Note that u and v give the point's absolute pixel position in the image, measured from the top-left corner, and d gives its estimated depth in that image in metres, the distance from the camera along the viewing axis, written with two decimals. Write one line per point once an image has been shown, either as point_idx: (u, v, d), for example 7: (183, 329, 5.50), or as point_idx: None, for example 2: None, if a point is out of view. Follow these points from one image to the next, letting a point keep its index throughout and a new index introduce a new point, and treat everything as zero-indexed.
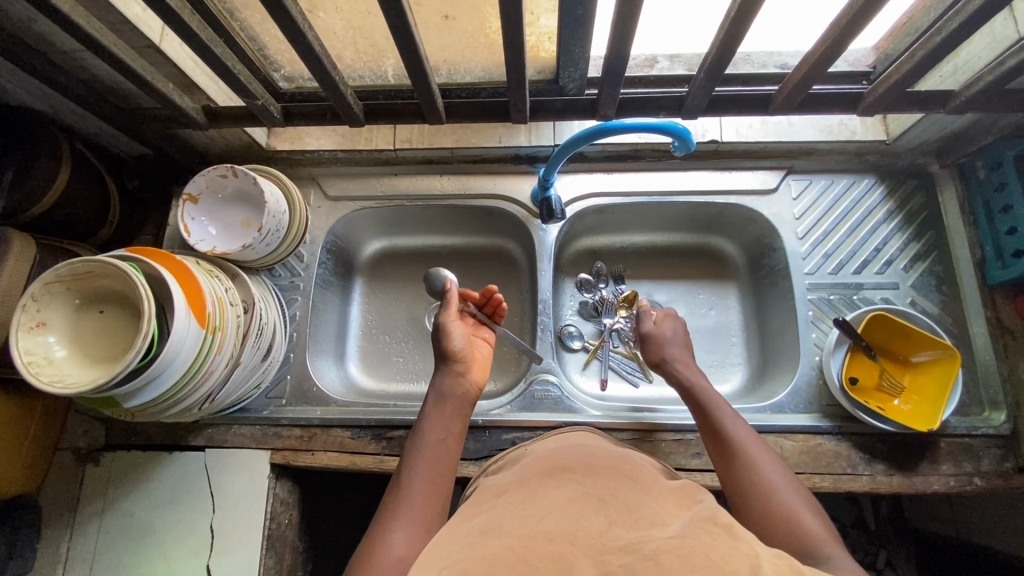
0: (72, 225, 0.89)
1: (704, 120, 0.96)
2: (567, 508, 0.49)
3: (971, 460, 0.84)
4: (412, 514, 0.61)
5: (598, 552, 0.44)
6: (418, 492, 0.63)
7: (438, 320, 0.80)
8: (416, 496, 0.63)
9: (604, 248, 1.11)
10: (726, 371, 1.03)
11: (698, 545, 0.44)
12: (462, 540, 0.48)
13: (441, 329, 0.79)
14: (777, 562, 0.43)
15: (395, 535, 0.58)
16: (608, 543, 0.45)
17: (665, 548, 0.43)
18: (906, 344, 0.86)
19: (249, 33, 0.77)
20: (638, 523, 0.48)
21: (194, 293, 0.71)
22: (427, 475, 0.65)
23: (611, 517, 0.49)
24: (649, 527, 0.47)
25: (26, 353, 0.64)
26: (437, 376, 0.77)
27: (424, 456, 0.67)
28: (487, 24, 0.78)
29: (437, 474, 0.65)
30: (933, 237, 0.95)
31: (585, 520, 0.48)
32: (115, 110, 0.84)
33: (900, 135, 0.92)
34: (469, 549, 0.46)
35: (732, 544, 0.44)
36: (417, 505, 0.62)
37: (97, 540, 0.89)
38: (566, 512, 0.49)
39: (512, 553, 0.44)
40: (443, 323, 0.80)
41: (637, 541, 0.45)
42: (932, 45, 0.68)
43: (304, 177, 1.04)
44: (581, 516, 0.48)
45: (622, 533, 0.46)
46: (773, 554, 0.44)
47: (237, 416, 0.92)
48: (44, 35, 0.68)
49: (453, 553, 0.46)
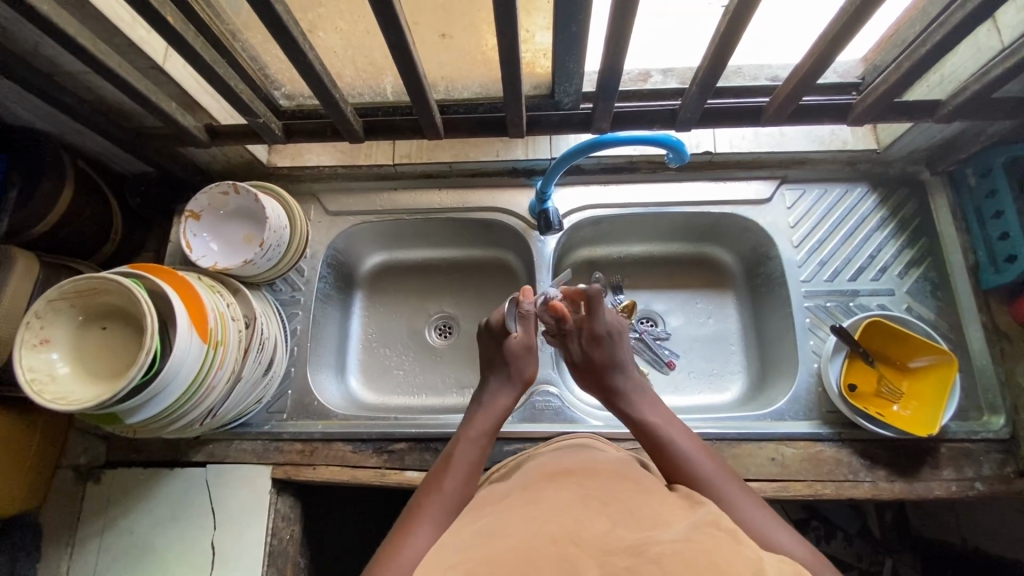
0: (74, 243, 0.90)
1: (697, 132, 0.97)
2: (570, 510, 0.50)
3: (972, 464, 0.84)
4: (441, 510, 0.62)
5: (603, 553, 0.44)
6: (450, 491, 0.65)
7: (530, 338, 0.84)
8: (447, 498, 0.64)
9: (602, 258, 1.12)
10: (726, 380, 1.03)
11: (701, 549, 0.44)
12: (466, 544, 0.48)
13: (528, 349, 0.84)
14: (781, 567, 0.45)
15: (421, 536, 0.59)
16: (612, 544, 0.45)
17: (670, 552, 0.44)
18: (904, 349, 0.87)
19: (251, 53, 0.79)
20: (641, 524, 0.48)
21: (196, 308, 0.71)
22: (461, 478, 0.66)
23: (613, 518, 0.49)
24: (650, 528, 0.48)
25: (30, 370, 0.65)
26: (491, 390, 0.80)
27: (465, 462, 0.68)
28: (483, 41, 0.80)
29: (470, 480, 0.67)
30: (926, 243, 0.96)
31: (587, 521, 0.48)
32: (119, 129, 0.85)
33: (890, 143, 0.94)
34: (476, 549, 0.46)
35: (736, 548, 0.45)
36: (446, 506, 0.63)
37: (97, 559, 0.88)
38: (570, 513, 0.49)
39: (521, 550, 0.45)
40: (532, 346, 0.84)
41: (640, 543, 0.45)
42: (916, 57, 0.70)
43: (304, 192, 1.06)
44: (584, 518, 0.48)
45: (626, 534, 0.47)
46: (778, 558, 0.46)
47: (239, 431, 0.92)
48: (52, 57, 0.70)
49: (457, 556, 0.46)
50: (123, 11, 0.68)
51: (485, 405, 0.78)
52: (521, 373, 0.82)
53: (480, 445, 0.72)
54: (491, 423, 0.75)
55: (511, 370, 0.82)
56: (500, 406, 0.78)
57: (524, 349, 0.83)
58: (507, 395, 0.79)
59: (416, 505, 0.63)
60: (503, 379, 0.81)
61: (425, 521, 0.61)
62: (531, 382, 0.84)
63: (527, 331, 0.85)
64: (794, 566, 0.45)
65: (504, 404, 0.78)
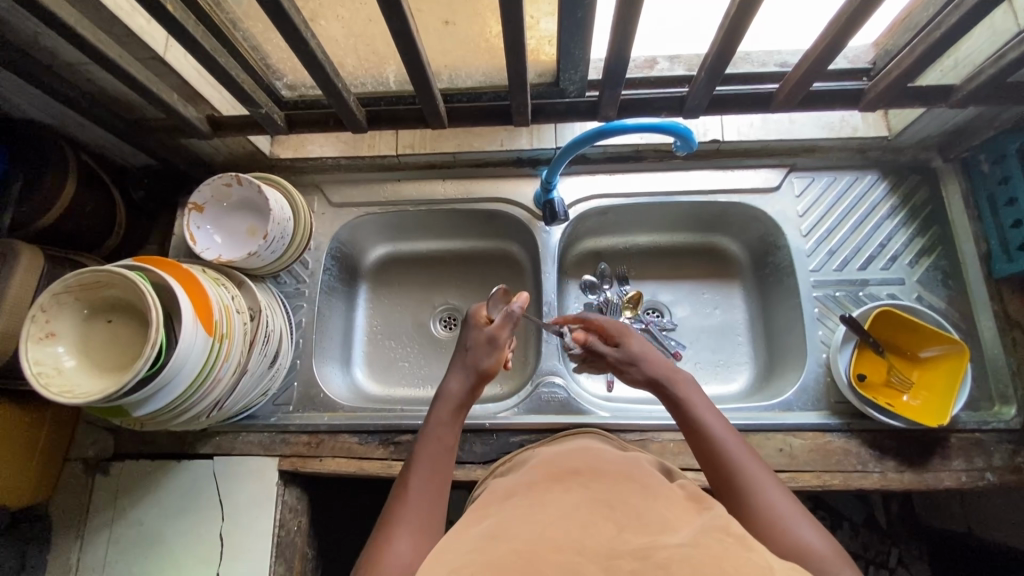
0: (78, 236, 0.90)
1: (705, 119, 0.96)
2: (574, 514, 0.49)
3: (982, 455, 0.83)
4: (418, 518, 0.62)
5: (607, 558, 0.44)
6: (417, 495, 0.65)
7: (496, 332, 0.78)
8: (413, 498, 0.64)
9: (607, 248, 1.11)
10: (733, 370, 1.03)
11: (710, 554, 0.44)
12: (470, 545, 0.48)
13: (490, 342, 0.77)
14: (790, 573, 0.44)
15: (397, 538, 0.59)
16: (618, 548, 0.45)
17: (679, 555, 0.44)
18: (914, 338, 0.86)
19: (252, 42, 0.77)
20: (648, 530, 0.48)
21: (201, 301, 0.71)
22: (425, 477, 0.66)
23: (619, 523, 0.49)
24: (658, 533, 0.47)
25: (36, 363, 0.65)
26: (447, 379, 0.77)
27: (428, 464, 0.68)
28: (486, 28, 0.78)
29: (436, 477, 0.67)
30: (938, 231, 0.94)
31: (592, 528, 0.48)
32: (121, 121, 0.84)
33: (902, 130, 0.91)
34: (478, 551, 0.46)
35: (744, 555, 0.44)
36: (418, 506, 0.63)
37: (107, 550, 0.89)
38: (575, 517, 0.49)
39: (523, 554, 0.44)
40: (495, 342, 0.77)
41: (648, 547, 0.45)
42: (932, 40, 0.68)
43: (308, 184, 1.05)
44: (589, 523, 0.48)
45: (632, 538, 0.47)
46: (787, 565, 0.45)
47: (246, 423, 0.92)
48: (51, 49, 0.69)
49: (461, 557, 0.46)
50: (122, 1, 0.66)
51: (443, 394, 0.75)
52: (477, 366, 0.76)
53: (441, 439, 0.70)
54: (449, 413, 0.73)
55: (469, 359, 0.77)
56: (453, 391, 0.75)
57: (486, 343, 0.78)
58: (460, 382, 0.75)
59: (390, 512, 0.63)
60: (459, 365, 0.77)
61: (398, 524, 0.61)
62: (492, 376, 0.77)
63: (501, 323, 0.79)
64: (802, 570, 0.45)
65: (458, 391, 0.75)
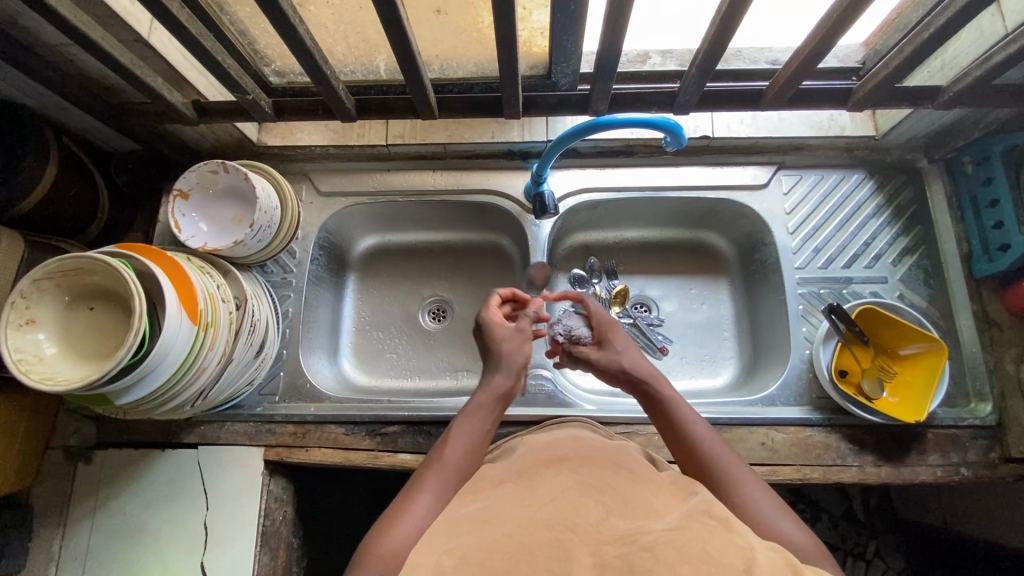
0: (57, 221, 0.88)
1: (696, 116, 0.96)
2: (565, 494, 0.50)
3: (957, 450, 0.85)
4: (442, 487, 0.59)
5: (597, 540, 0.45)
6: (447, 471, 0.61)
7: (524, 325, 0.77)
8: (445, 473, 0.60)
9: (597, 243, 1.12)
10: (718, 364, 1.04)
11: (694, 538, 0.45)
12: (461, 531, 0.48)
13: (522, 332, 0.76)
14: (771, 555, 0.45)
15: (421, 501, 0.57)
16: (606, 532, 0.46)
17: (663, 540, 0.44)
18: (896, 336, 0.87)
19: (239, 27, 0.76)
20: (633, 513, 0.49)
21: (186, 289, 0.70)
22: (460, 457, 0.63)
23: (608, 505, 0.50)
24: (645, 518, 0.48)
25: (16, 350, 0.64)
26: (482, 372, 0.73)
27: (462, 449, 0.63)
28: (478, 19, 0.77)
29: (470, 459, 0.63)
30: (921, 231, 0.96)
31: (583, 508, 0.49)
32: (104, 104, 0.83)
33: (889, 130, 0.93)
34: (469, 536, 0.46)
35: (727, 537, 0.46)
36: (446, 480, 0.60)
37: (90, 538, 0.88)
38: (565, 498, 0.50)
39: (511, 540, 0.45)
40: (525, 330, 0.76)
41: (634, 532, 0.46)
42: (920, 40, 0.69)
43: (296, 172, 1.04)
44: (578, 504, 0.49)
45: (619, 523, 0.47)
46: (768, 548, 0.46)
47: (231, 412, 0.91)
48: (32, 29, 0.67)
49: (452, 540, 0.46)
50: None
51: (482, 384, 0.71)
52: (516, 356, 0.73)
53: (480, 426, 0.66)
54: (491, 400, 0.69)
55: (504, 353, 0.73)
56: (496, 381, 0.71)
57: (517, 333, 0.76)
58: (504, 375, 0.71)
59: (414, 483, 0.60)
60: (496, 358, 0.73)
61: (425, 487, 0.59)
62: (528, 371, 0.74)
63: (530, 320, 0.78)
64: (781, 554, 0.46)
65: (501, 383, 0.71)
